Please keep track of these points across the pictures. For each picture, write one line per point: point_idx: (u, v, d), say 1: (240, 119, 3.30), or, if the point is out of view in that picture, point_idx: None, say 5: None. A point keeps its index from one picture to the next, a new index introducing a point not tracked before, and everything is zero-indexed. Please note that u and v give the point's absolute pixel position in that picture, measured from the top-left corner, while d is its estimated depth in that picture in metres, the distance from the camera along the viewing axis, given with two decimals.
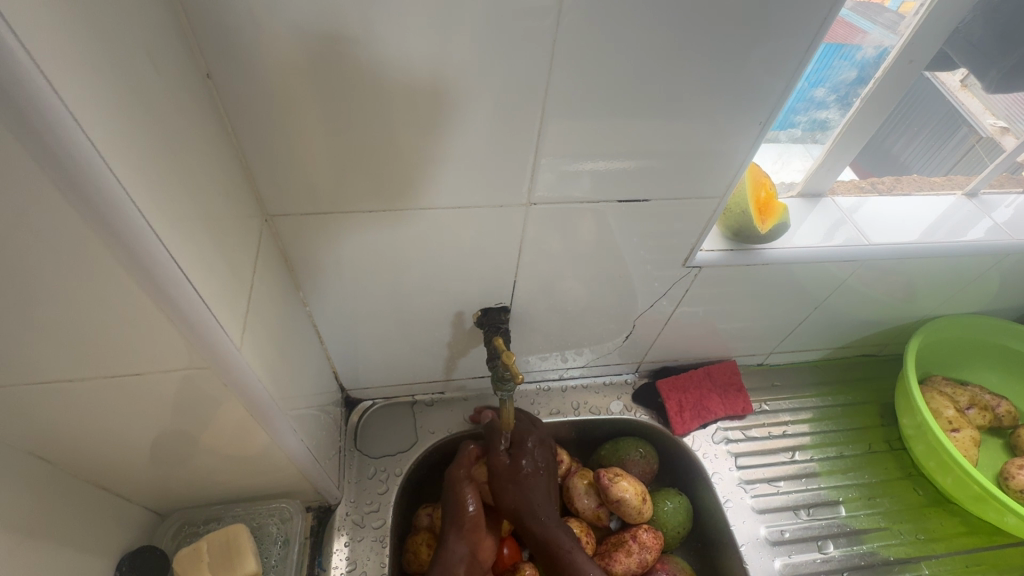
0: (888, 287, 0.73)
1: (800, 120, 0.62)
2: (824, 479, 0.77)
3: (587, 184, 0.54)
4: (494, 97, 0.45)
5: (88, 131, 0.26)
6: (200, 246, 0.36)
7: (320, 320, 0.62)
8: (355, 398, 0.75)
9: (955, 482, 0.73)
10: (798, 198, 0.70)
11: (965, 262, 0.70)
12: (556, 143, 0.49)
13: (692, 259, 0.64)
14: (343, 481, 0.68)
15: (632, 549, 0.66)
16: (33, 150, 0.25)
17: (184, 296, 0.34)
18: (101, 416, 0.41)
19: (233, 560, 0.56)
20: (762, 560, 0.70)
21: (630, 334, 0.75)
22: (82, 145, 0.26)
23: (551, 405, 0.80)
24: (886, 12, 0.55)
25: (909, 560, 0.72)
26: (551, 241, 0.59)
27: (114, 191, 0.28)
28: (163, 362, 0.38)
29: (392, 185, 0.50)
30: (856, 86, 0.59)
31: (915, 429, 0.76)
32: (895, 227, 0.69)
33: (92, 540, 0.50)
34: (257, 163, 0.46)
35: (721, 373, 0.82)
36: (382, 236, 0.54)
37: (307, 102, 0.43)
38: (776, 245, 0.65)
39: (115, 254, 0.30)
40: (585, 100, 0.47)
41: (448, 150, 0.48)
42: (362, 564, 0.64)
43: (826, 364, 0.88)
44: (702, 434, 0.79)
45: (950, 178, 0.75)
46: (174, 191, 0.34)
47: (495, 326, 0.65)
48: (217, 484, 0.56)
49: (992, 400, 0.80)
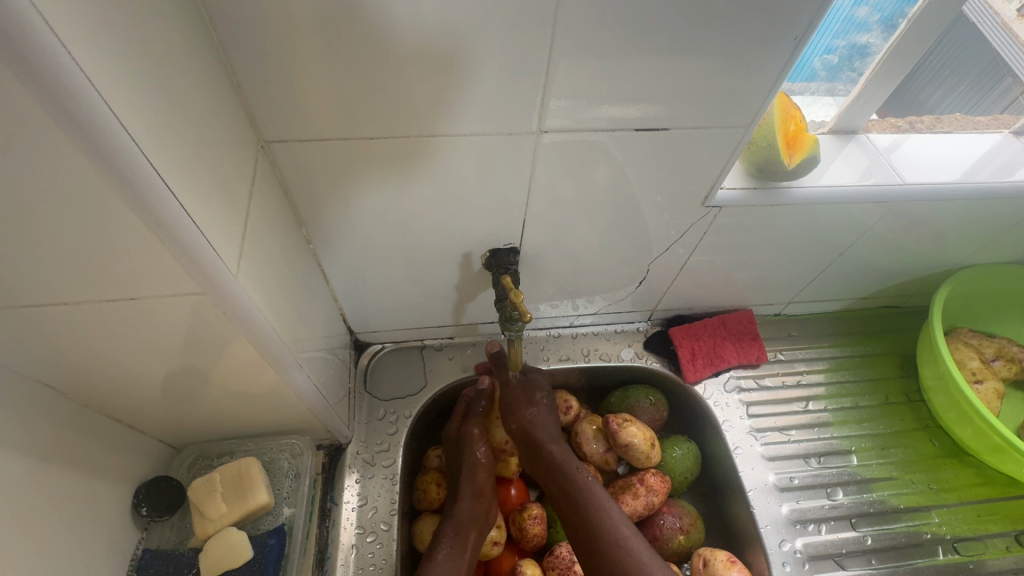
0: (919, 233, 0.69)
1: (838, 45, 0.57)
2: (837, 428, 0.76)
3: (603, 122, 0.50)
4: (502, 20, 0.41)
5: (60, 35, 0.24)
6: (192, 171, 0.35)
7: (325, 259, 0.61)
8: (364, 341, 0.75)
9: (974, 433, 0.71)
10: (829, 135, 0.65)
11: (1005, 206, 0.66)
12: (568, 76, 0.46)
13: (712, 198, 0.60)
14: (353, 421, 0.69)
15: (639, 492, 0.67)
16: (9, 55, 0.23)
17: (178, 222, 0.33)
18: (104, 348, 0.41)
19: (245, 489, 0.58)
20: (770, 505, 0.70)
21: (643, 281, 0.73)
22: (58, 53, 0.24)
23: (561, 352, 0.79)
24: None
25: (919, 508, 0.71)
26: (563, 185, 0.56)
27: (91, 101, 0.26)
28: (162, 293, 0.37)
29: (393, 117, 0.47)
30: (904, 5, 0.53)
31: (936, 380, 0.74)
32: (933, 168, 0.64)
33: (107, 468, 0.52)
34: (251, 92, 0.44)
35: (736, 322, 0.79)
36: (384, 173, 0.52)
37: (300, 21, 0.40)
38: (802, 184, 0.61)
39: (107, 176, 0.29)
40: (600, 26, 0.42)
41: (453, 82, 0.45)
42: (373, 499, 0.65)
43: (847, 316, 0.85)
44: (714, 382, 0.78)
45: (997, 118, 0.69)
46: (164, 113, 0.32)
47: (505, 266, 0.63)
48: (226, 419, 0.56)
49: (1020, 351, 0.76)
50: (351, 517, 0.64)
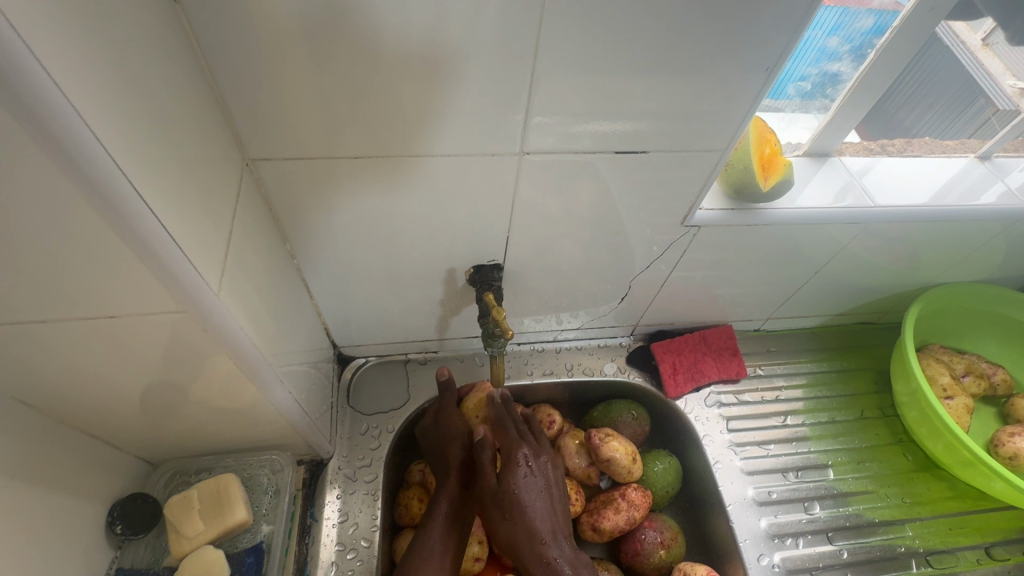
0: (891, 253, 0.72)
1: (810, 73, 0.59)
2: (814, 443, 0.78)
3: (585, 141, 0.51)
4: (484, 44, 0.42)
5: (44, 60, 0.25)
6: (174, 187, 0.35)
7: (309, 274, 0.61)
8: (348, 355, 0.75)
9: (945, 448, 0.73)
10: (804, 158, 0.68)
11: (971, 227, 0.69)
12: (549, 98, 0.47)
13: (692, 218, 0.62)
14: (335, 436, 0.69)
15: (621, 507, 0.67)
16: None
17: (158, 239, 0.33)
18: (82, 364, 0.41)
19: (223, 506, 0.57)
20: (749, 519, 0.71)
21: (626, 297, 0.74)
22: (42, 78, 0.25)
23: (545, 366, 0.79)
24: None
25: (894, 521, 0.73)
26: (545, 201, 0.57)
27: (73, 122, 0.27)
28: (141, 309, 0.37)
29: (378, 136, 0.48)
30: (872, 36, 0.55)
31: (909, 396, 0.76)
32: (903, 191, 0.66)
33: (80, 486, 0.51)
34: (237, 110, 0.44)
35: (716, 337, 0.81)
36: (368, 190, 0.52)
37: (286, 43, 0.40)
38: (778, 206, 0.63)
39: (87, 196, 0.29)
40: (581, 49, 0.44)
41: (438, 102, 0.46)
42: (353, 516, 0.65)
43: (823, 331, 0.87)
44: (695, 397, 0.79)
45: (964, 142, 0.72)
46: (147, 133, 0.33)
47: (488, 283, 0.64)
48: (206, 434, 0.56)
49: (988, 367, 0.79)
50: (331, 534, 0.63)
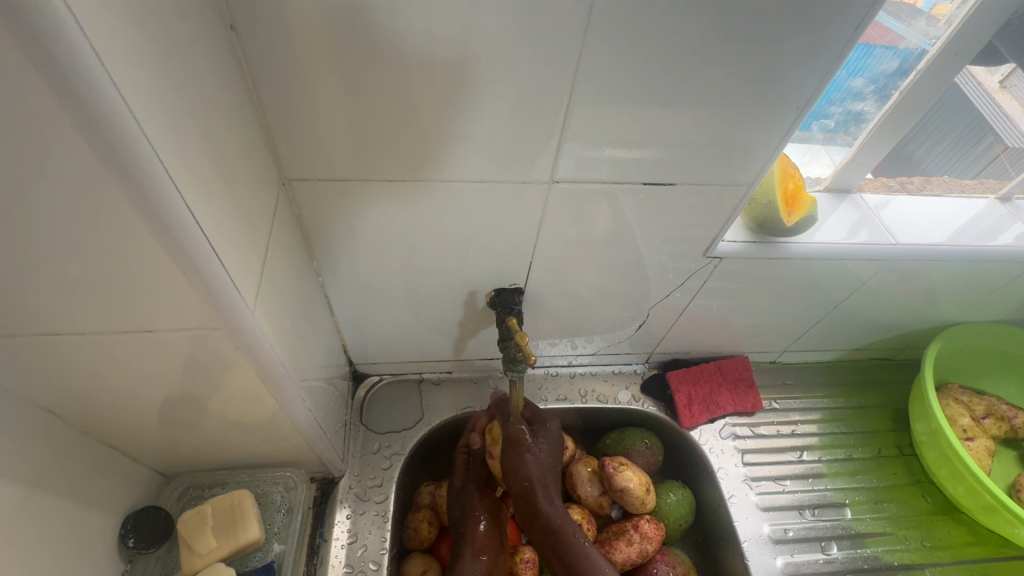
0: (910, 290, 0.71)
1: (834, 112, 0.60)
2: (831, 480, 0.77)
3: (613, 168, 0.52)
4: (522, 73, 0.44)
5: (122, 90, 0.26)
6: (222, 208, 0.36)
7: (332, 291, 0.62)
8: (363, 373, 0.75)
9: (967, 491, 0.72)
10: (825, 193, 0.68)
11: (992, 267, 0.68)
12: (581, 127, 0.48)
13: (714, 249, 0.62)
14: (347, 454, 0.68)
15: (633, 539, 0.66)
16: (69, 104, 0.25)
17: (206, 257, 0.33)
18: (113, 374, 0.41)
19: (236, 525, 0.57)
20: (764, 557, 0.70)
21: (643, 324, 0.74)
22: (118, 105, 0.26)
23: (559, 392, 0.79)
24: (919, 13, 0.53)
25: (913, 565, 0.71)
26: (570, 225, 0.58)
27: (140, 144, 0.27)
28: (177, 323, 0.38)
29: (411, 159, 0.49)
30: (896, 78, 0.56)
31: (928, 435, 0.75)
32: (923, 229, 0.67)
33: (97, 496, 0.51)
34: (278, 130, 0.45)
35: (732, 368, 0.80)
36: (398, 211, 0.53)
37: (331, 69, 0.42)
38: (799, 241, 0.63)
39: (143, 216, 0.30)
40: (616, 83, 0.45)
41: (471, 127, 0.47)
42: (363, 537, 0.64)
43: (840, 366, 0.87)
44: (710, 428, 0.78)
45: (982, 182, 0.72)
46: (201, 154, 0.33)
47: (509, 307, 0.64)
48: (224, 448, 0.56)
49: (1009, 411, 0.78)
50: (340, 555, 0.63)
